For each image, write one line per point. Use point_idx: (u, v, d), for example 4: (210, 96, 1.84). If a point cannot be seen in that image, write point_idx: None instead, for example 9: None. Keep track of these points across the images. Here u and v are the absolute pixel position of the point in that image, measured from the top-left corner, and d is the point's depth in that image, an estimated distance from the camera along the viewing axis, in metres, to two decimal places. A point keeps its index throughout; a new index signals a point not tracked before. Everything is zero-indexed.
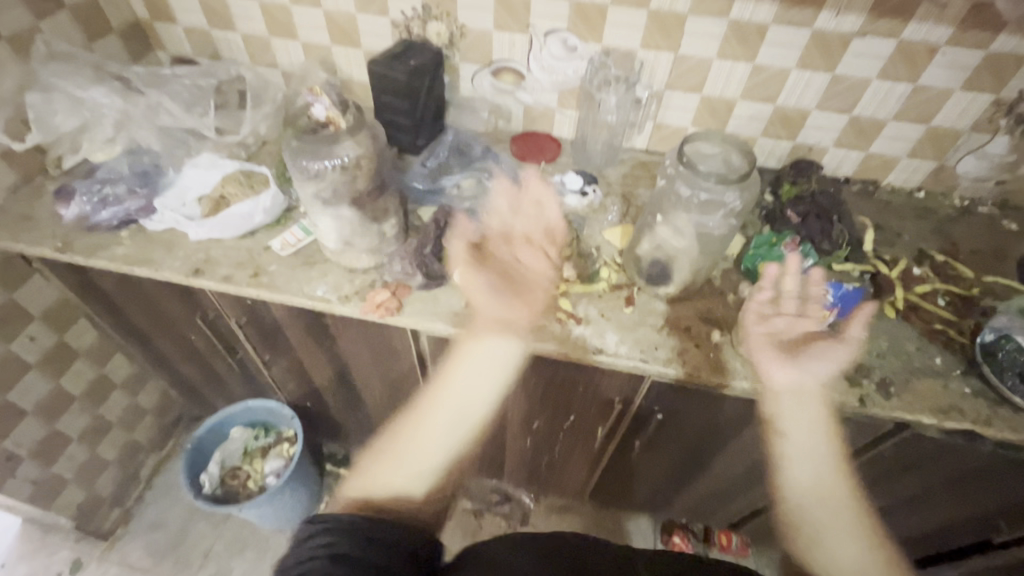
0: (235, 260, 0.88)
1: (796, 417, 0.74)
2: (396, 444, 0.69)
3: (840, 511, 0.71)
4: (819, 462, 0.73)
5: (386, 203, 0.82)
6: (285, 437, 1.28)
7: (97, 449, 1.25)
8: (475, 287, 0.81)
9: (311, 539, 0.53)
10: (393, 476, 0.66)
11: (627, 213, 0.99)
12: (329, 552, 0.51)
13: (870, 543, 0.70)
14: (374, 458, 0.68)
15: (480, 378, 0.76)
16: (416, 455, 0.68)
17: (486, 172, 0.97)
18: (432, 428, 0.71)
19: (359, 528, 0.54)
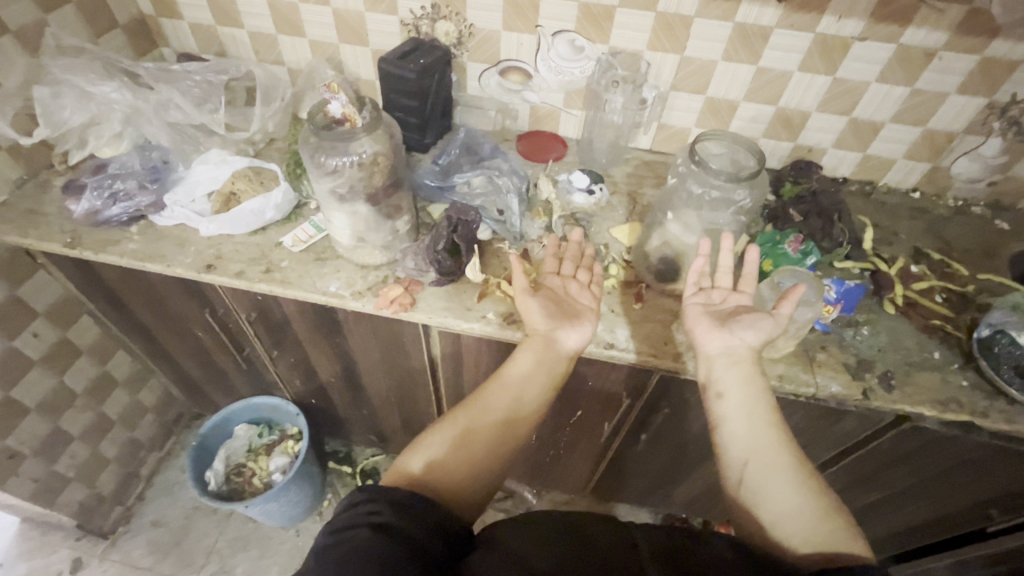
0: (247, 256, 0.88)
1: (726, 380, 0.65)
2: (459, 429, 0.65)
3: (773, 467, 0.59)
4: (741, 420, 0.62)
5: (399, 200, 0.83)
6: (288, 434, 1.29)
7: (98, 446, 1.24)
8: (529, 312, 0.74)
9: (354, 509, 0.54)
10: (452, 465, 0.63)
11: (633, 211, 1.01)
12: (367, 524, 0.51)
13: (818, 495, 0.58)
14: (435, 435, 0.65)
15: (531, 377, 0.70)
16: (477, 447, 0.64)
17: (499, 170, 0.97)
18: (494, 425, 0.66)
19: (397, 506, 0.54)
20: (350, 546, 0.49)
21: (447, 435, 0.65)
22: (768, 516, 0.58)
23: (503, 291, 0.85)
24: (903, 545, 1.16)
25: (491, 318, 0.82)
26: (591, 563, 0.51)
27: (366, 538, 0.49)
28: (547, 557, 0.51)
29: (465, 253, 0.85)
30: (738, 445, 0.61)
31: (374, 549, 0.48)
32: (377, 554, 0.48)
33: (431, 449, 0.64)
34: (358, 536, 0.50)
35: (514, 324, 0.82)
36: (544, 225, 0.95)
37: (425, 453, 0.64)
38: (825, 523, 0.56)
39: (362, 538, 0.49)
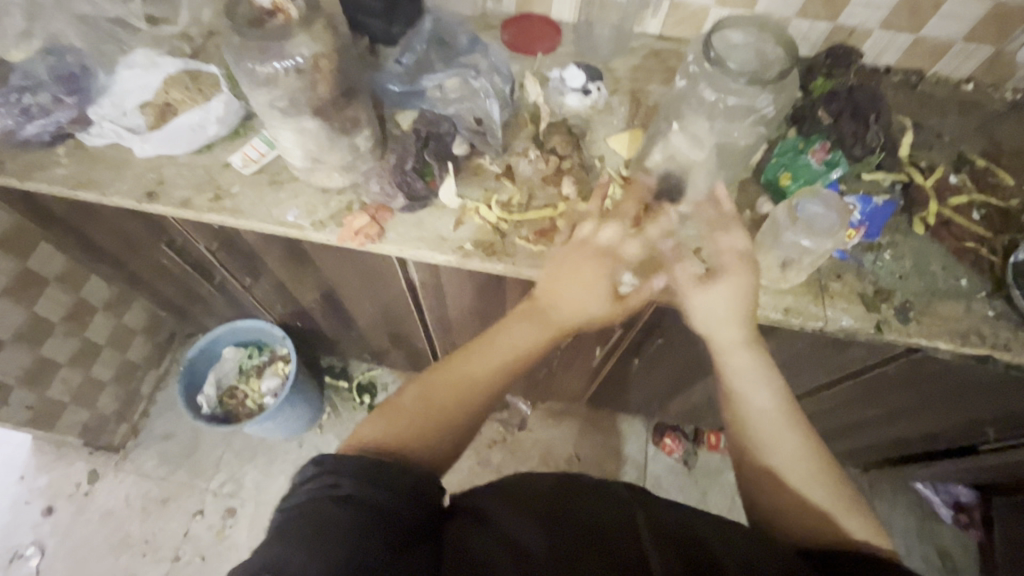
0: (193, 181, 0.78)
1: (750, 376, 0.65)
2: (432, 397, 0.62)
3: (798, 470, 0.61)
4: (767, 420, 0.63)
5: (356, 111, 0.70)
6: (279, 354, 1.27)
7: (92, 370, 1.24)
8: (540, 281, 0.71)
9: (324, 478, 0.50)
10: (432, 432, 0.60)
11: (635, 114, 0.88)
12: (340, 495, 0.49)
13: (837, 488, 0.60)
14: (412, 410, 0.61)
15: (513, 346, 0.67)
16: (452, 411, 0.62)
17: (476, 68, 0.81)
18: (468, 392, 0.63)
19: (371, 476, 0.51)
20: (322, 522, 0.46)
21: (422, 401, 0.62)
22: (785, 505, 0.61)
23: (482, 217, 0.76)
24: (891, 451, 1.18)
25: (468, 249, 0.74)
26: (567, 524, 0.52)
27: (343, 515, 0.47)
28: (525, 521, 0.52)
29: (439, 173, 0.76)
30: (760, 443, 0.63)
31: (352, 527, 0.46)
32: (356, 529, 0.46)
33: (410, 425, 0.59)
34: (335, 511, 0.47)
35: (494, 255, 0.74)
36: (532, 134, 0.84)
37: (400, 425, 0.59)
38: (846, 513, 0.59)
39: (339, 514, 0.47)
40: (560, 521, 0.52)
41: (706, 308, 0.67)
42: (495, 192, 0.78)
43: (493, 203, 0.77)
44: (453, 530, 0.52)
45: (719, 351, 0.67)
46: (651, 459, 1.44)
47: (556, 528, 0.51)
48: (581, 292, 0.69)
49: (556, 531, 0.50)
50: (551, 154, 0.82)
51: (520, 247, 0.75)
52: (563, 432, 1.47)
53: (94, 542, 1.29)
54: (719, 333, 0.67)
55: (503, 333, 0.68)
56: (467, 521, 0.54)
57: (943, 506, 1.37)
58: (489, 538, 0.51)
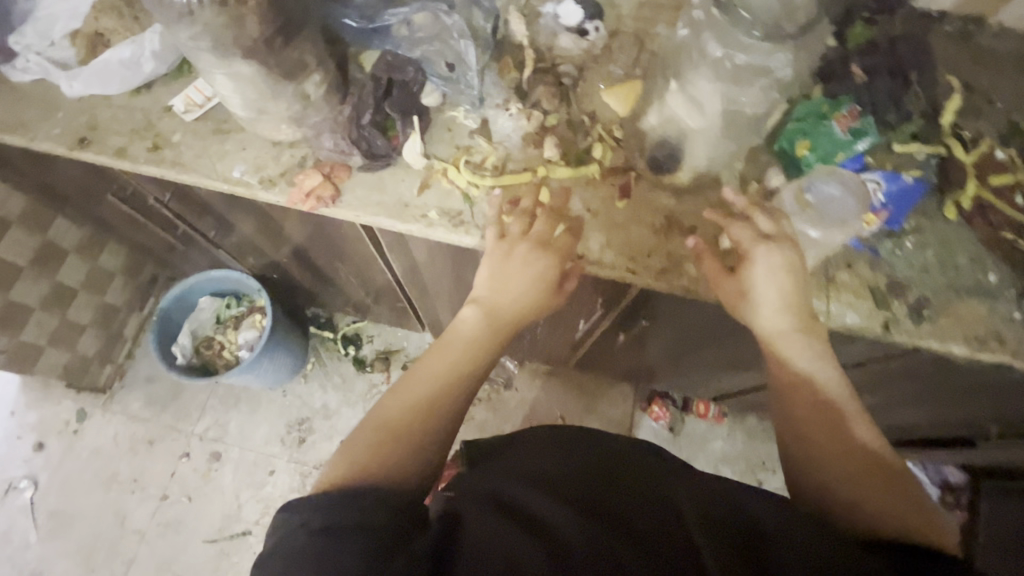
0: (130, 126, 0.69)
1: (806, 370, 0.58)
2: (384, 414, 0.54)
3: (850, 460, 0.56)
4: (809, 417, 0.58)
5: (302, 52, 0.59)
6: (257, 306, 1.23)
7: (68, 313, 1.21)
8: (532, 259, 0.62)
9: (296, 519, 0.43)
10: (388, 445, 0.52)
11: (637, 61, 0.76)
12: (317, 528, 0.42)
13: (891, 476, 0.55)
14: (364, 434, 0.53)
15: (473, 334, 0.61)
16: (408, 417, 0.54)
17: (450, 1, 0.69)
18: (414, 408, 0.55)
19: (357, 500, 0.44)
20: (312, 565, 0.39)
21: (360, 437, 0.53)
22: (844, 501, 0.54)
23: (450, 179, 0.68)
24: (885, 436, 1.13)
25: (432, 218, 0.66)
26: (603, 515, 0.49)
27: (335, 544, 0.40)
28: (558, 509, 0.49)
29: (402, 128, 0.67)
30: (804, 446, 0.58)
31: (349, 554, 0.40)
32: (356, 552, 0.40)
33: (365, 449, 0.51)
34: (322, 543, 0.41)
35: (461, 226, 0.66)
36: (515, 82, 0.73)
37: (356, 455, 0.51)
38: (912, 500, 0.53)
39: (329, 545, 0.40)
40: (595, 511, 0.49)
41: (768, 291, 0.58)
42: (467, 151, 0.69)
43: (463, 164, 0.68)
44: (473, 512, 0.48)
45: (777, 340, 0.59)
46: (636, 424, 1.42)
47: (592, 519, 0.48)
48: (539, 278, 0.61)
49: (594, 520, 0.48)
50: (534, 108, 0.71)
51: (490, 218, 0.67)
52: (549, 393, 1.44)
53: (84, 477, 1.33)
54: (776, 322, 0.59)
55: (445, 347, 0.60)
56: (487, 502, 0.50)
57: (930, 485, 1.36)
58: (517, 522, 0.47)
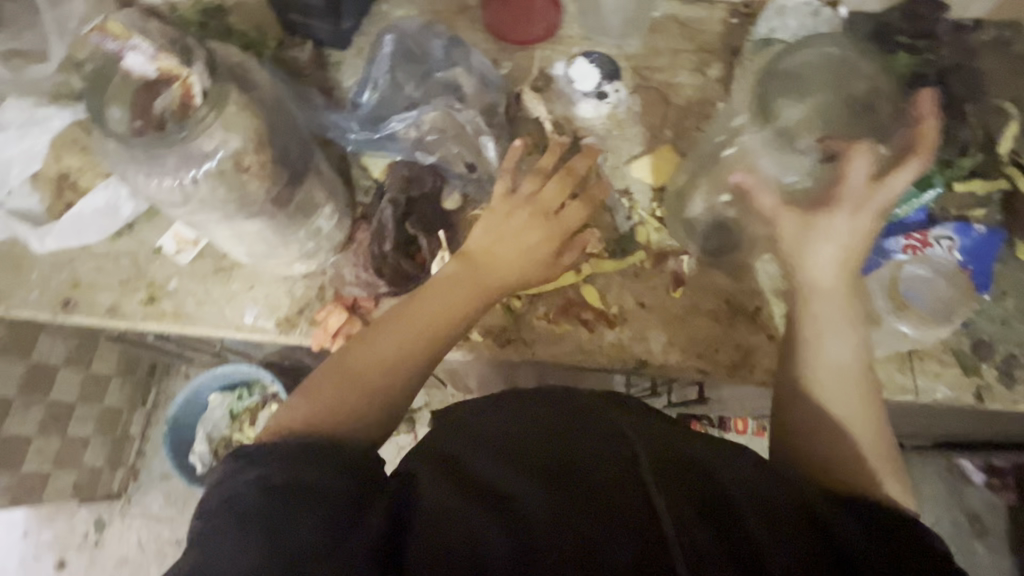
0: (119, 277, 0.61)
1: (825, 334, 0.48)
2: (349, 359, 0.46)
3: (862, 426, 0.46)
4: (843, 381, 0.47)
5: (310, 190, 0.51)
6: (268, 393, 1.12)
7: (67, 431, 1.10)
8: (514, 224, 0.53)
9: (251, 473, 0.36)
10: (353, 395, 0.44)
11: (665, 121, 0.69)
12: (275, 485, 0.35)
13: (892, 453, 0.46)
14: (325, 384, 0.45)
15: (450, 293, 0.50)
16: (375, 367, 0.46)
17: (462, 95, 0.62)
18: (384, 363, 0.46)
19: (318, 458, 0.38)
20: (258, 536, 0.33)
21: (316, 388, 0.45)
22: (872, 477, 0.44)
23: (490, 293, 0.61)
24: (939, 444, 1.10)
25: (476, 339, 0.60)
26: (571, 473, 0.37)
27: (290, 510, 0.34)
28: (513, 472, 0.38)
29: (427, 244, 0.59)
30: (832, 408, 0.47)
31: (305, 520, 0.34)
32: (312, 519, 0.34)
33: (326, 395, 0.44)
34: (277, 510, 0.34)
35: (508, 344, 0.60)
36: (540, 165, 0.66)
37: (310, 402, 0.44)
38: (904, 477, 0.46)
39: (274, 504, 0.34)
40: (558, 465, 0.38)
41: (814, 242, 0.49)
42: None
43: None
44: (422, 484, 0.38)
45: (810, 295, 0.50)
46: None
47: (556, 481, 0.37)
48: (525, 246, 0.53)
49: (560, 487, 0.36)
50: None
51: (537, 329, 0.61)
52: None
53: None
54: (816, 276, 0.49)
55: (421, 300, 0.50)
56: (434, 467, 0.39)
57: (975, 471, 1.23)
58: (464, 499, 0.36)
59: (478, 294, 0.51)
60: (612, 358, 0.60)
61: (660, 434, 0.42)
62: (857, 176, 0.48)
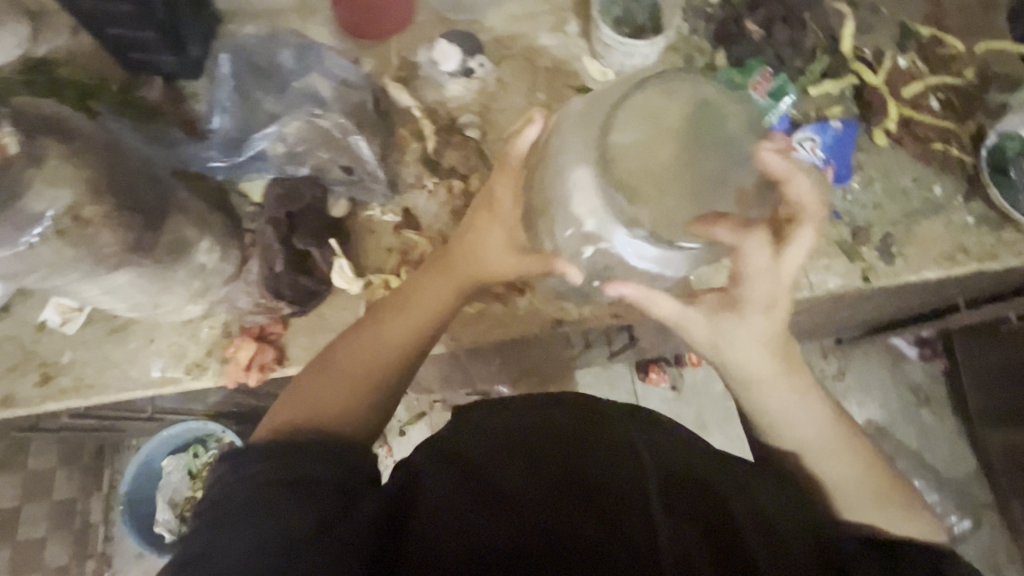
0: (6, 365, 0.58)
1: (791, 411, 0.51)
2: (335, 361, 0.49)
3: (832, 452, 0.51)
4: (817, 453, 0.51)
5: (179, 229, 0.49)
6: (226, 442, 1.10)
7: (19, 536, 1.04)
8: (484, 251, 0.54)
9: (250, 468, 0.38)
10: (344, 395, 0.47)
11: (535, 85, 0.70)
12: (274, 482, 0.38)
13: (874, 466, 0.51)
14: (315, 385, 0.47)
15: (424, 301, 0.53)
16: (361, 370, 0.49)
17: (321, 101, 0.61)
18: (368, 365, 0.49)
19: (314, 456, 0.40)
20: (263, 525, 0.35)
21: (326, 375, 0.48)
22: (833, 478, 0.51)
23: None
24: (869, 331, 1.17)
25: None
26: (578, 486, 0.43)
27: (292, 502, 0.37)
28: (522, 478, 0.44)
29: (320, 256, 0.59)
30: (794, 433, 0.51)
31: (302, 514, 0.36)
32: (306, 513, 0.36)
33: (318, 393, 0.46)
34: (281, 502, 0.36)
35: None
36: (421, 154, 0.66)
37: (302, 402, 0.46)
38: (879, 483, 0.51)
39: (277, 499, 0.37)
40: (566, 474, 0.44)
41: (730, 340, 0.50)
42: (400, 253, 0.62)
43: (403, 269, 0.61)
44: (427, 484, 0.43)
45: (757, 388, 0.51)
46: (641, 397, 1.40)
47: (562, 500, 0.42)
48: (502, 246, 0.54)
49: (569, 493, 0.42)
50: (451, 176, 0.66)
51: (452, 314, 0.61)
52: None
53: None
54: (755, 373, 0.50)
55: (411, 292, 0.54)
56: (439, 474, 0.44)
57: (909, 346, 1.31)
58: (474, 502, 0.41)
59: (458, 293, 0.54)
60: (529, 325, 0.62)
61: (658, 450, 0.49)
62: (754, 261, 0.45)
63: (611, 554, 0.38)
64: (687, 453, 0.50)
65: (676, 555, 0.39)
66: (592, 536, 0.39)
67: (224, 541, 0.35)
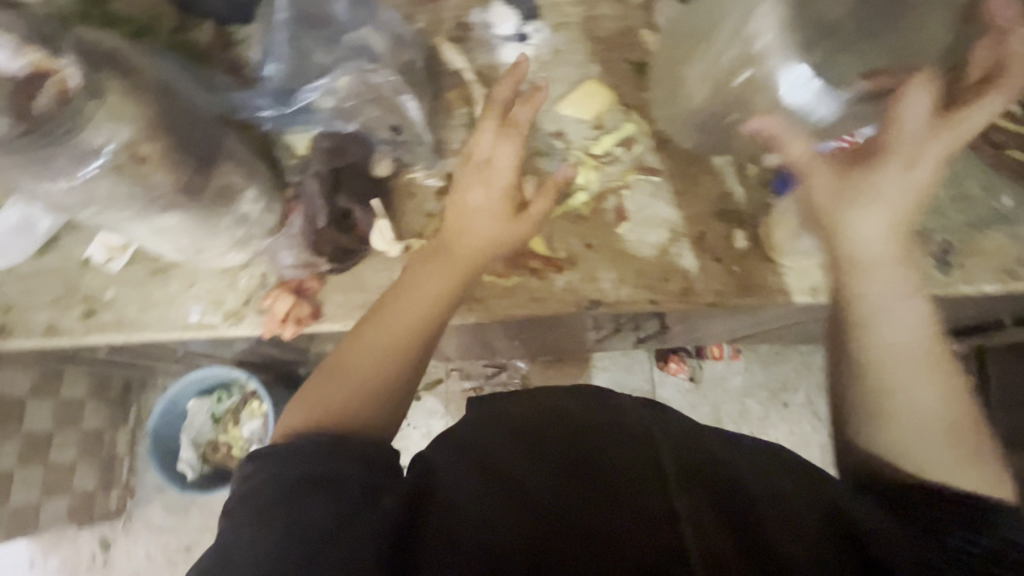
0: (52, 296, 0.59)
1: (887, 299, 0.47)
2: (343, 361, 0.49)
3: (922, 364, 0.45)
4: (907, 366, 0.45)
5: (227, 176, 0.49)
6: (249, 392, 1.14)
7: (51, 459, 1.08)
8: (478, 214, 0.52)
9: (270, 470, 0.41)
10: (351, 396, 0.47)
11: (591, 57, 0.68)
12: (294, 480, 0.40)
13: (957, 403, 0.45)
14: (324, 385, 0.47)
15: (427, 288, 0.51)
16: (366, 370, 0.48)
17: (375, 54, 0.59)
18: (374, 361, 0.48)
19: (335, 452, 0.42)
20: (285, 516, 0.38)
21: (335, 374, 0.48)
22: (917, 404, 0.45)
23: None
24: None
25: None
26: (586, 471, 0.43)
27: (311, 494, 0.39)
28: (547, 472, 0.43)
29: (362, 216, 0.58)
30: (887, 325, 0.46)
31: (319, 503, 0.38)
32: (325, 504, 0.38)
33: (324, 394, 0.47)
34: (299, 496, 0.39)
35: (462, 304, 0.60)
36: (469, 119, 0.65)
37: (311, 403, 0.46)
38: (960, 424, 0.45)
39: (299, 497, 0.38)
40: (572, 465, 0.44)
41: (862, 211, 0.47)
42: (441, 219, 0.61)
43: None
44: (440, 473, 0.43)
45: (863, 268, 0.47)
46: (657, 384, 1.38)
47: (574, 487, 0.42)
48: (492, 216, 0.53)
49: (592, 488, 0.42)
50: None
51: (488, 286, 0.60)
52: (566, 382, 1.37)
53: None
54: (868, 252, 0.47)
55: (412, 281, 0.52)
56: (464, 464, 0.44)
57: None
58: (500, 495, 0.41)
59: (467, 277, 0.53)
60: (564, 303, 0.60)
61: (683, 435, 0.48)
62: (913, 112, 0.47)
63: (629, 545, 0.39)
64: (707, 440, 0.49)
65: (697, 541, 0.39)
66: (603, 528, 0.40)
67: (247, 537, 0.38)
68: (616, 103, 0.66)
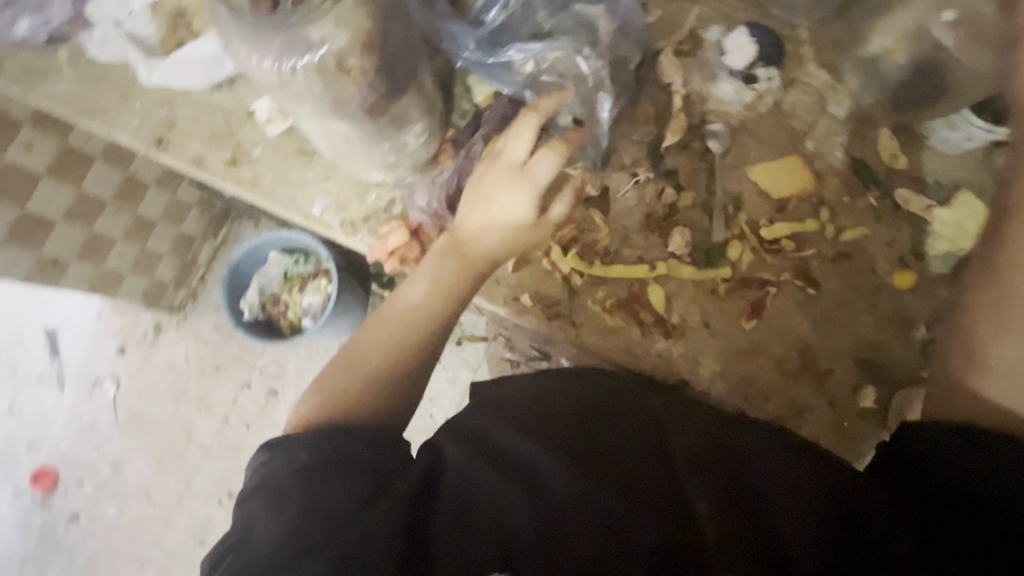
0: (210, 131, 0.62)
1: None
2: (357, 351, 0.47)
3: None
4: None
5: (406, 106, 0.48)
6: (323, 266, 1.17)
7: (148, 245, 1.15)
8: (502, 203, 0.50)
9: (284, 457, 0.38)
10: (356, 382, 0.45)
11: (809, 129, 0.60)
12: (306, 464, 0.37)
13: None
14: (333, 373, 0.46)
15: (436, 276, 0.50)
16: (373, 356, 0.46)
17: (595, 37, 0.55)
18: (385, 350, 0.47)
19: (344, 434, 0.40)
20: (299, 503, 0.35)
21: (349, 361, 0.47)
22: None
23: (551, 261, 0.59)
24: None
25: (525, 303, 0.58)
26: (589, 452, 0.42)
27: (328, 477, 0.37)
28: (543, 448, 0.42)
29: None
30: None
31: (340, 488, 0.36)
32: (345, 487, 0.36)
33: (332, 377, 0.45)
34: (315, 480, 0.36)
35: (556, 319, 0.58)
36: (651, 140, 0.60)
37: (322, 390, 0.45)
38: None
39: (314, 481, 0.36)
40: (571, 445, 0.42)
41: None
42: (575, 228, 0.59)
43: (570, 246, 0.58)
44: (447, 451, 0.42)
45: None
46: None
47: (582, 463, 0.41)
48: (516, 216, 0.50)
49: (595, 475, 0.40)
50: (668, 179, 0.59)
51: (588, 315, 0.57)
52: None
53: (159, 388, 1.34)
54: None
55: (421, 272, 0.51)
56: (460, 444, 0.43)
57: None
58: (503, 483, 0.39)
59: (472, 271, 0.51)
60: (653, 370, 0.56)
61: (672, 415, 0.47)
62: None
63: (638, 534, 0.38)
64: (678, 421, 0.46)
65: (713, 536, 0.38)
66: (608, 511, 0.39)
67: (262, 523, 0.35)
68: (810, 194, 0.59)
